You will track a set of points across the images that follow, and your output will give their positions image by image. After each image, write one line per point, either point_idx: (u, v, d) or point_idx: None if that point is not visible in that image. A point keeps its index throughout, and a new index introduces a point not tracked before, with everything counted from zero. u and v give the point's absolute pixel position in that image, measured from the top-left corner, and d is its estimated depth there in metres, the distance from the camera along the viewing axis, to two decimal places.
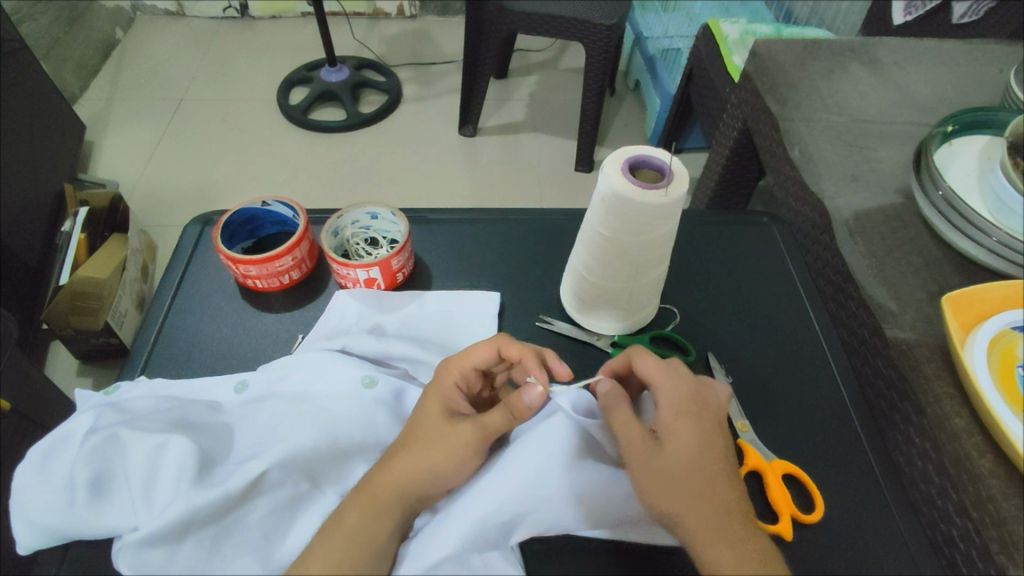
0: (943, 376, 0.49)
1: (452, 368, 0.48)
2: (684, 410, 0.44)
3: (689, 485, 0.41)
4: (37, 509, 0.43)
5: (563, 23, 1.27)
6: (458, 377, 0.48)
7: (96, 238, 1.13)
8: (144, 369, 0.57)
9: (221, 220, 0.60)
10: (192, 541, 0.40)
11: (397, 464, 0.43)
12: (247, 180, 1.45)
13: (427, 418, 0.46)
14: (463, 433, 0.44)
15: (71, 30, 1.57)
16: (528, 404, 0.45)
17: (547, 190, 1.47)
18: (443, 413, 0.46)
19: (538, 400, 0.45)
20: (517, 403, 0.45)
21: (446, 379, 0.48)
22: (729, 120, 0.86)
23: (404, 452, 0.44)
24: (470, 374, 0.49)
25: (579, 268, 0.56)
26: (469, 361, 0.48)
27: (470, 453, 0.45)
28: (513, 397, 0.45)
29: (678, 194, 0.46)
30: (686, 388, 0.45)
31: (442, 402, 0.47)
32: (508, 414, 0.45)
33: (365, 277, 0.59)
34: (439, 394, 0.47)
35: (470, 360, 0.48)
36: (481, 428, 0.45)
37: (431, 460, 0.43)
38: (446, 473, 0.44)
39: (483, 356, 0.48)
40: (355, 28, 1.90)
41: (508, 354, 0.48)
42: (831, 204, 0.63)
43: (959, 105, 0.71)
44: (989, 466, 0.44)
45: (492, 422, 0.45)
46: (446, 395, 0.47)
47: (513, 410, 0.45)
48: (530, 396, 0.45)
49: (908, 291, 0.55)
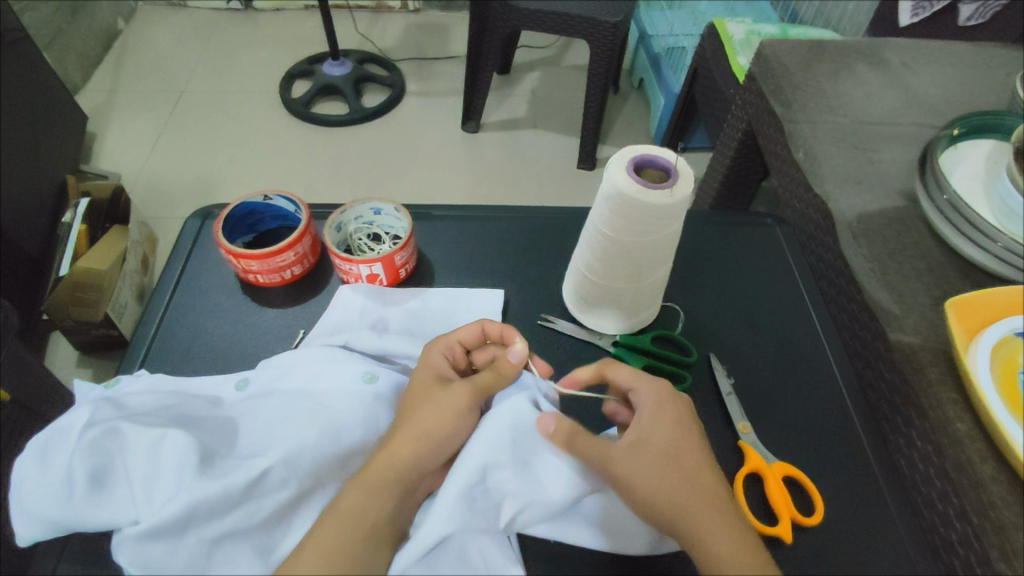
0: (945, 381, 0.49)
1: (437, 341, 0.50)
2: (664, 400, 0.46)
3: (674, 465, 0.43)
4: (36, 502, 0.43)
5: (568, 21, 1.27)
6: (444, 349, 0.50)
7: (97, 230, 1.13)
8: (144, 363, 0.57)
9: (222, 214, 0.59)
10: (194, 534, 0.40)
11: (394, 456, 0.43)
12: (248, 173, 1.44)
13: (419, 386, 0.47)
14: (454, 390, 0.46)
15: (74, 20, 1.56)
16: (512, 364, 0.49)
17: (549, 187, 1.47)
18: (434, 378, 0.48)
19: (521, 356, 0.49)
20: (503, 363, 0.49)
21: (433, 351, 0.50)
22: (733, 120, 0.85)
23: (403, 428, 0.44)
24: (456, 351, 0.51)
25: (581, 266, 0.56)
26: (454, 335, 0.51)
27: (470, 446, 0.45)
28: (499, 361, 0.49)
29: (683, 196, 0.46)
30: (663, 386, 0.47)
31: (431, 370, 0.48)
32: (496, 374, 0.48)
33: (368, 273, 0.59)
34: (427, 364, 0.49)
35: (455, 336, 0.51)
36: (473, 385, 0.47)
37: (429, 431, 0.44)
38: (440, 442, 0.44)
39: (469, 331, 0.51)
40: (358, 22, 1.89)
41: (489, 329, 0.51)
42: (835, 206, 0.63)
43: (965, 108, 0.71)
44: (989, 471, 0.44)
45: (481, 380, 0.47)
46: (434, 364, 0.49)
47: (500, 371, 0.48)
48: (514, 354, 0.49)
49: (911, 295, 0.55)
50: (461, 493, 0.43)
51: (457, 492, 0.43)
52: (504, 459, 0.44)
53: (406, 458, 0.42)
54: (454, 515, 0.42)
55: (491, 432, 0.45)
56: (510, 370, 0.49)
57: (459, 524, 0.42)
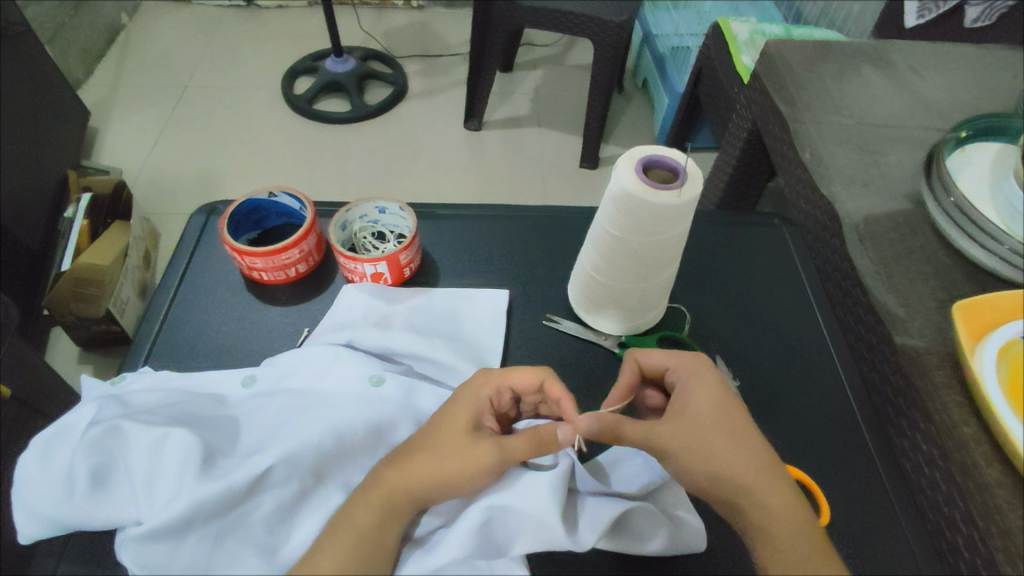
0: (951, 384, 0.49)
1: (491, 379, 0.47)
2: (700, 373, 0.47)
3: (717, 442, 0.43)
4: (39, 499, 0.43)
5: (572, 19, 1.26)
6: (493, 391, 0.47)
7: (99, 225, 1.13)
8: (146, 360, 0.56)
9: (227, 211, 0.59)
10: (195, 535, 0.40)
11: (402, 461, 0.42)
12: (250, 169, 1.44)
13: (453, 425, 0.44)
14: (484, 451, 0.43)
15: (77, 15, 1.55)
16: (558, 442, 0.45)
17: (552, 185, 1.47)
18: (470, 421, 0.45)
19: (567, 438, 0.44)
20: (546, 432, 0.45)
21: (483, 389, 0.47)
22: (739, 120, 0.85)
23: (426, 453, 0.42)
24: (505, 393, 0.48)
25: (586, 267, 0.56)
26: (509, 378, 0.48)
27: None
28: (545, 430, 0.45)
29: (691, 195, 0.46)
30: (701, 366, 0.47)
31: (471, 412, 0.45)
32: (535, 443, 0.45)
33: (372, 272, 0.59)
34: (471, 404, 0.46)
35: (510, 379, 0.48)
36: (502, 452, 0.43)
37: (443, 470, 0.42)
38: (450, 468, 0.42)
39: (526, 380, 0.48)
40: (362, 19, 1.89)
41: (549, 391, 0.48)
42: (841, 208, 0.62)
43: (973, 110, 0.71)
44: (996, 476, 0.44)
45: (514, 449, 0.44)
46: (478, 405, 0.46)
47: (540, 442, 0.45)
48: (562, 432, 0.44)
49: (917, 298, 0.55)
50: (480, 525, 0.42)
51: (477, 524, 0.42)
52: (524, 502, 0.43)
53: (405, 472, 0.41)
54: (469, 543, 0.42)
55: (519, 481, 0.44)
56: (548, 442, 0.45)
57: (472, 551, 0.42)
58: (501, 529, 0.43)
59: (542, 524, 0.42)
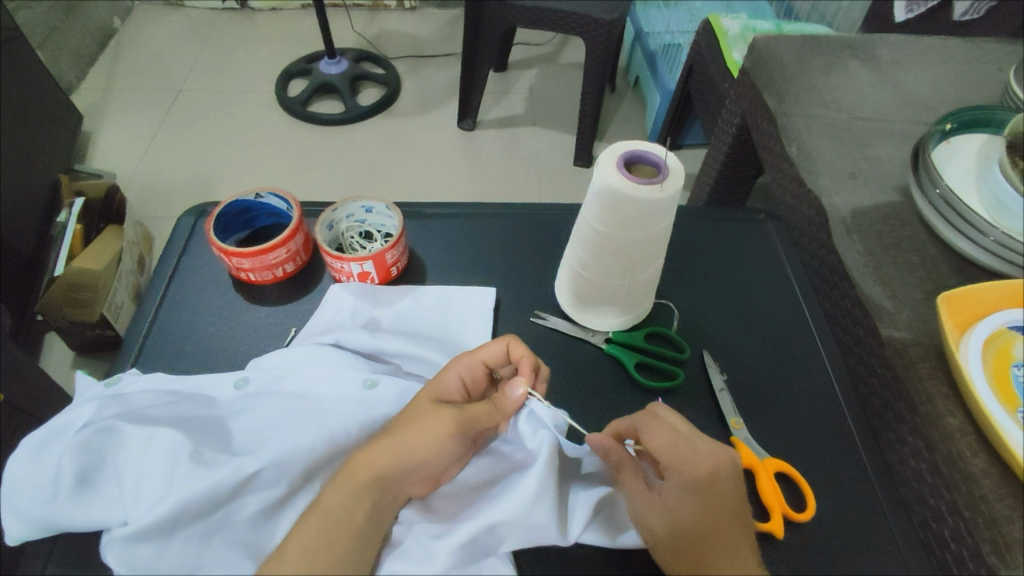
0: (937, 375, 0.49)
1: (461, 357, 0.49)
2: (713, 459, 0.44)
3: (693, 512, 0.42)
4: (27, 500, 0.43)
5: (562, 17, 1.26)
6: (464, 368, 0.49)
7: (92, 230, 1.13)
8: (135, 361, 0.57)
9: (215, 211, 0.59)
10: (182, 535, 0.40)
11: (373, 448, 0.43)
12: (243, 172, 1.44)
13: (418, 402, 0.46)
14: (445, 416, 0.44)
15: (69, 20, 1.55)
16: (513, 401, 0.47)
17: (545, 184, 1.47)
18: (435, 397, 0.47)
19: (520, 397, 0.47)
20: (501, 398, 0.47)
21: (451, 368, 0.48)
22: (728, 115, 0.85)
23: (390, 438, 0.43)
24: (478, 370, 0.49)
25: (573, 263, 0.56)
26: (478, 355, 0.49)
27: (445, 443, 0.44)
28: (499, 393, 0.48)
29: (673, 190, 0.46)
30: (709, 446, 0.44)
31: (438, 391, 0.47)
32: (493, 408, 0.47)
33: (359, 271, 0.59)
34: (439, 384, 0.48)
35: (479, 355, 0.49)
36: (463, 414, 0.45)
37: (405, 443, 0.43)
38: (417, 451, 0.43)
39: (493, 352, 0.49)
40: (355, 21, 1.89)
41: (515, 354, 0.49)
42: (828, 201, 0.62)
43: (959, 103, 0.71)
44: (981, 466, 0.44)
45: (474, 412, 0.46)
46: (444, 383, 0.48)
47: (496, 405, 0.47)
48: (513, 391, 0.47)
49: (904, 290, 0.55)
50: (468, 538, 0.42)
51: (464, 539, 0.42)
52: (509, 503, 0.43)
53: (385, 463, 0.42)
54: (457, 555, 0.42)
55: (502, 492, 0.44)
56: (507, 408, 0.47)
57: (460, 560, 0.42)
58: (487, 535, 0.43)
59: (532, 521, 0.43)
